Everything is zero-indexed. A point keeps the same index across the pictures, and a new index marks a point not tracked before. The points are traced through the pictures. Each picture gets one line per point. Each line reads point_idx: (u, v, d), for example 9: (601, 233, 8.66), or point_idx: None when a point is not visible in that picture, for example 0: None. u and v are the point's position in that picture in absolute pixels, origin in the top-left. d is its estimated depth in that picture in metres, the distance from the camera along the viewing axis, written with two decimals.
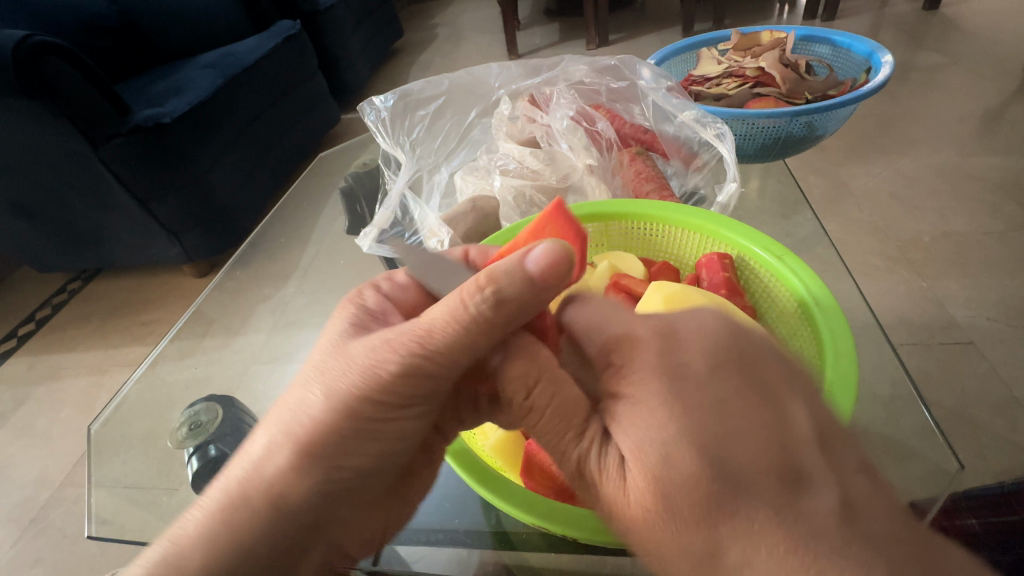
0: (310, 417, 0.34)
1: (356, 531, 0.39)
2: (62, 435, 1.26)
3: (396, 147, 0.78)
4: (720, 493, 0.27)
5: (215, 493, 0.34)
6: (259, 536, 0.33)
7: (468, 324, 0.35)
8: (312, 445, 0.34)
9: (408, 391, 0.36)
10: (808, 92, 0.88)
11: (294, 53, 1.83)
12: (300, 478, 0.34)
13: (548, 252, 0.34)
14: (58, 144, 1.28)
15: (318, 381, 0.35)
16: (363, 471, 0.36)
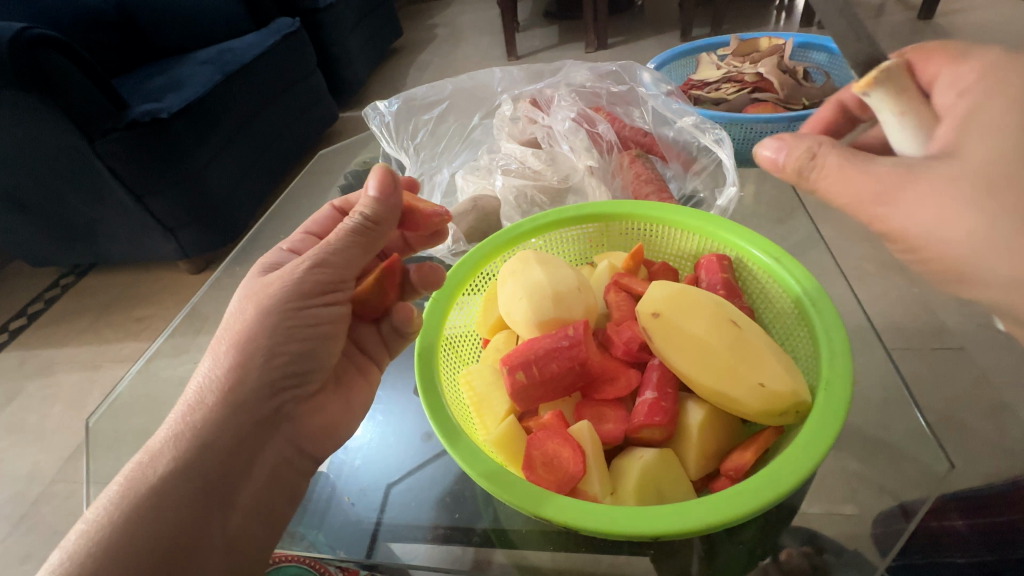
0: (245, 325, 0.45)
1: (309, 422, 0.49)
2: (54, 431, 1.25)
3: (400, 151, 0.82)
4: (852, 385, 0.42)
5: (177, 407, 0.44)
6: (210, 425, 0.43)
7: (355, 233, 0.47)
8: (249, 345, 0.45)
9: (322, 284, 0.47)
10: (806, 98, 0.89)
11: (293, 50, 1.83)
12: (243, 373, 0.44)
13: (377, 178, 0.47)
14: (55, 137, 1.28)
15: (248, 300, 0.46)
16: (292, 360, 0.46)
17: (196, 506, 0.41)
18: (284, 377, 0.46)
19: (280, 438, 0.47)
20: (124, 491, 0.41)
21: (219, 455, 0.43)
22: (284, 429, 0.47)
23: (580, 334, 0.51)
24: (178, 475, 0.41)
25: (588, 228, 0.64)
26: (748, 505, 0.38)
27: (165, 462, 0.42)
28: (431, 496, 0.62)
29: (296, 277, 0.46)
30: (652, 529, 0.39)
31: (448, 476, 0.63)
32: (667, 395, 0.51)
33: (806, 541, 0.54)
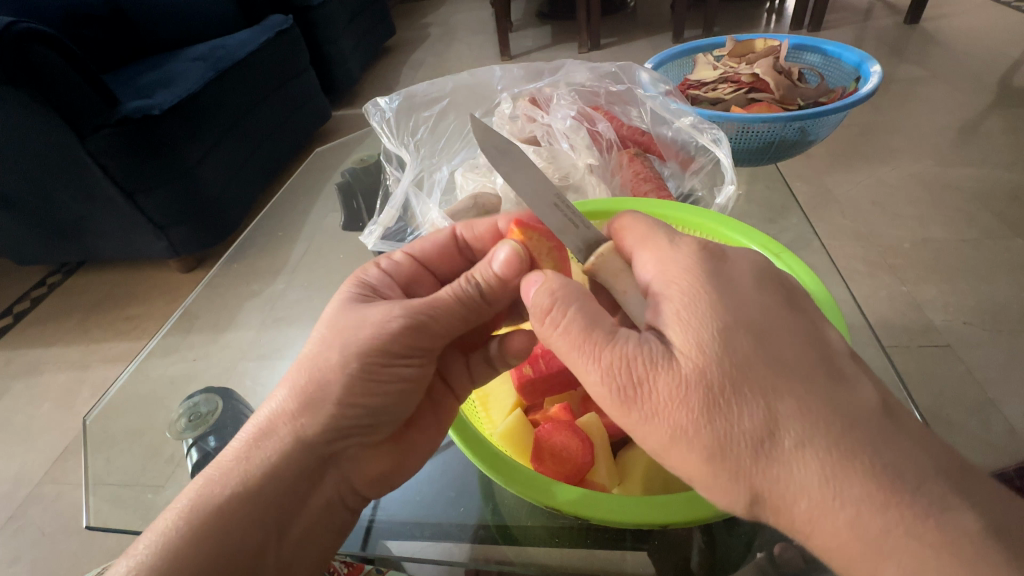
0: (325, 366, 0.42)
1: (365, 468, 0.45)
2: (41, 431, 1.23)
3: (401, 147, 0.80)
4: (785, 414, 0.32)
5: (249, 429, 0.42)
6: (281, 459, 0.41)
7: (465, 301, 0.45)
8: (326, 388, 0.42)
9: (412, 342, 0.44)
10: (800, 99, 0.91)
11: (286, 47, 1.82)
12: (313, 416, 0.42)
13: (507, 257, 0.44)
14: (43, 134, 1.26)
15: (332, 336, 0.43)
16: (369, 407, 0.43)
17: (249, 537, 0.39)
18: (353, 426, 0.43)
19: (336, 478, 0.44)
20: (180, 512, 0.39)
21: (280, 486, 0.41)
22: (341, 471, 0.44)
23: None
24: (239, 506, 0.39)
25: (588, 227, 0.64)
26: None
27: (220, 487, 0.40)
28: (430, 492, 0.62)
29: (387, 331, 0.43)
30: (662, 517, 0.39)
31: (449, 472, 0.64)
32: None
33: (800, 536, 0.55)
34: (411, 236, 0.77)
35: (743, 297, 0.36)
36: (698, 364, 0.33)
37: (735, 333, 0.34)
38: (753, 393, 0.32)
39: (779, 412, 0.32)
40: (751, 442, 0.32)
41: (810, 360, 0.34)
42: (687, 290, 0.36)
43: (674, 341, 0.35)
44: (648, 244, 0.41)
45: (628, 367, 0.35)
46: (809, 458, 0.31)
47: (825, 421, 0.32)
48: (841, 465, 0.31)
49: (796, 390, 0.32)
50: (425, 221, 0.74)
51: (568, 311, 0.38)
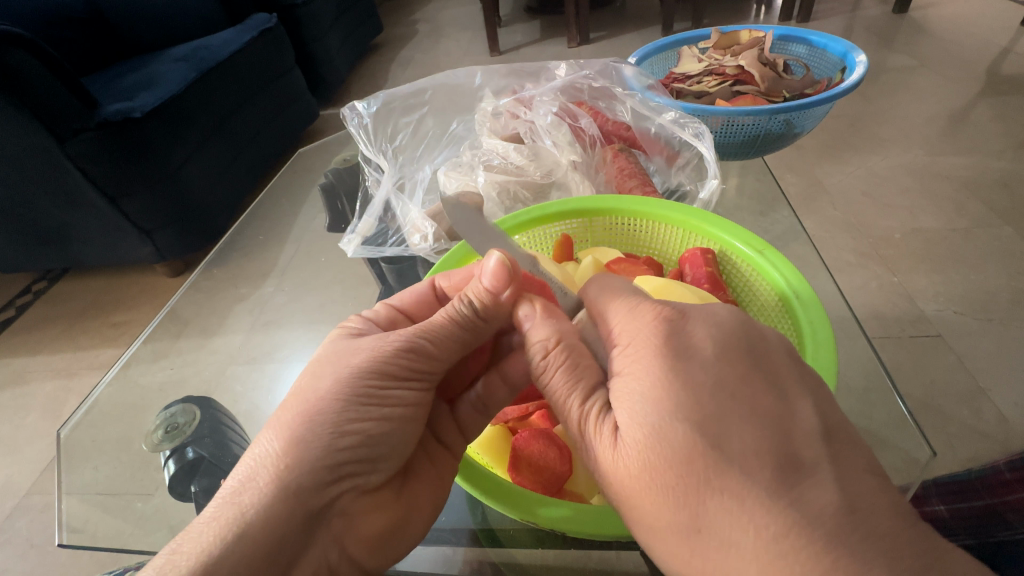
0: (316, 395, 0.39)
1: (363, 526, 0.38)
2: (28, 442, 1.21)
3: (379, 155, 0.79)
4: (704, 470, 0.30)
5: (222, 487, 0.36)
6: (260, 514, 0.34)
7: (461, 322, 0.44)
8: (317, 417, 0.38)
9: (411, 363, 0.42)
10: (786, 90, 0.90)
11: (269, 45, 1.79)
12: (304, 450, 0.36)
13: (497, 265, 0.43)
14: (21, 138, 1.23)
15: (328, 366, 0.41)
16: (371, 437, 0.39)
17: None
18: (353, 460, 0.38)
19: (326, 541, 0.37)
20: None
21: (256, 555, 0.33)
22: (333, 530, 0.37)
23: None
24: None
25: (571, 225, 0.63)
26: None
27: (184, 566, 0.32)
28: None
29: (383, 355, 0.41)
30: (621, 528, 0.40)
31: None
32: None
33: None
34: (393, 238, 0.75)
35: (697, 370, 0.33)
36: (641, 439, 0.33)
37: (674, 418, 0.32)
38: (684, 485, 0.30)
39: (713, 507, 0.29)
40: (682, 529, 0.31)
41: (764, 454, 0.30)
42: (645, 364, 0.35)
43: (620, 414, 0.35)
44: (617, 303, 0.41)
45: (587, 426, 0.37)
46: (741, 556, 0.28)
47: (773, 529, 0.28)
48: (782, 569, 0.27)
49: (730, 487, 0.29)
50: (407, 223, 0.73)
51: (560, 353, 0.40)
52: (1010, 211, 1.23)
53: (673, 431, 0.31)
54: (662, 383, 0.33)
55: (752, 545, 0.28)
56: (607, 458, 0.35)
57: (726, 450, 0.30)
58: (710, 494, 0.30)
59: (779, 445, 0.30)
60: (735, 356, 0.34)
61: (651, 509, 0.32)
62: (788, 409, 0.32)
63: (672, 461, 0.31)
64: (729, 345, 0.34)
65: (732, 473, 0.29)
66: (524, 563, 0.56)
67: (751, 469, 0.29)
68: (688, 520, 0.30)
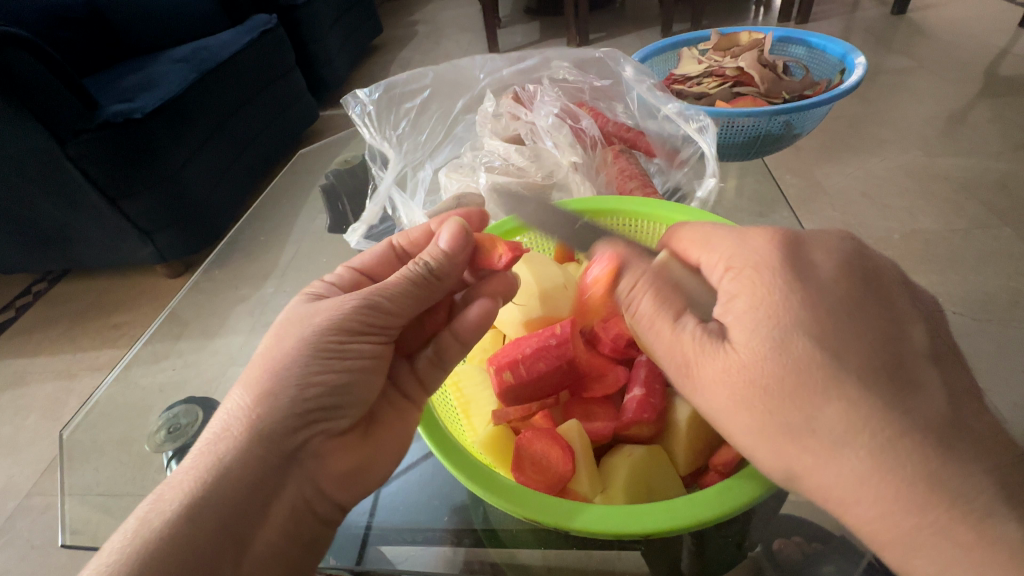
0: (278, 353, 0.40)
1: (333, 466, 0.39)
2: (28, 443, 1.21)
3: (383, 141, 0.79)
4: (822, 379, 0.35)
5: (198, 443, 0.38)
6: (233, 458, 0.36)
7: (415, 279, 0.45)
8: (280, 371, 0.39)
9: (369, 319, 0.42)
10: (786, 92, 0.90)
11: (270, 47, 1.79)
12: (269, 404, 0.38)
13: (451, 232, 0.47)
14: (22, 140, 1.23)
15: (288, 325, 0.42)
16: (332, 385, 0.39)
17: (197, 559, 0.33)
18: (316, 407, 0.38)
19: (299, 481, 0.37)
20: (131, 535, 0.34)
21: (233, 494, 0.35)
22: (306, 471, 0.38)
23: (568, 332, 0.53)
24: (197, 520, 0.34)
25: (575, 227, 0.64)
26: (733, 502, 0.41)
27: (166, 509, 0.35)
28: (418, 499, 0.61)
29: (342, 311, 0.42)
30: (641, 526, 0.40)
31: (436, 479, 0.62)
32: (654, 391, 0.52)
33: (795, 530, 0.54)
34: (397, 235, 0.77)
35: (819, 292, 0.37)
36: (757, 351, 0.37)
37: (797, 330, 0.36)
38: (797, 393, 0.35)
39: (836, 400, 0.34)
40: (791, 431, 0.35)
41: (876, 359, 0.35)
42: (756, 282, 0.39)
43: (736, 331, 0.38)
44: (717, 240, 0.43)
45: (681, 348, 0.40)
46: (858, 445, 0.34)
47: (878, 420, 0.33)
48: (886, 457, 0.33)
49: (844, 392, 0.34)
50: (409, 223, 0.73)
51: (649, 295, 0.43)
52: (1009, 212, 1.24)
53: (795, 345, 0.36)
54: (792, 308, 0.37)
55: (860, 450, 0.34)
56: (711, 368, 0.38)
57: (844, 366, 0.35)
58: (819, 391, 0.35)
59: (889, 353, 0.35)
60: (853, 286, 0.38)
61: (755, 413, 0.36)
62: (889, 331, 0.36)
63: (790, 376, 0.35)
64: (850, 272, 0.39)
65: (844, 382, 0.34)
66: (525, 564, 0.56)
67: (866, 385, 0.34)
68: (806, 417, 0.35)
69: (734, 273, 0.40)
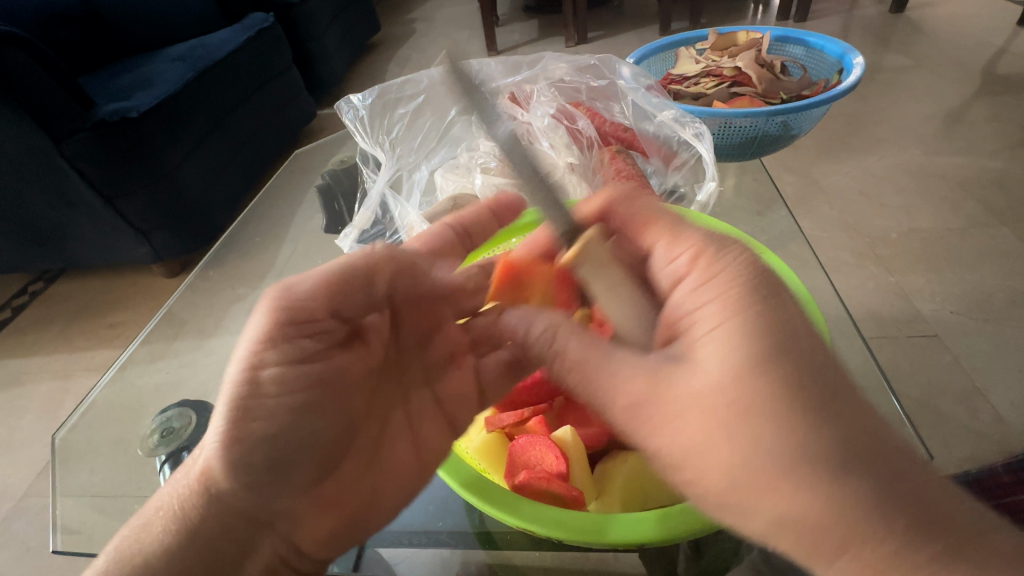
0: (279, 412, 0.37)
1: (310, 527, 0.40)
2: (24, 443, 1.20)
3: (376, 147, 0.79)
4: (787, 402, 0.30)
5: (183, 480, 0.39)
6: (211, 512, 0.38)
7: (448, 337, 0.40)
8: (279, 440, 0.37)
9: None
10: (784, 92, 0.90)
11: (267, 46, 1.78)
12: (263, 470, 0.37)
13: (541, 237, 0.50)
14: (16, 138, 1.23)
15: (295, 374, 0.38)
16: (316, 457, 0.38)
17: None
18: (296, 476, 0.38)
19: (276, 536, 0.39)
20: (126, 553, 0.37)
21: (205, 544, 0.37)
22: (283, 528, 0.39)
23: None
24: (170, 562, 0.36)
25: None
26: None
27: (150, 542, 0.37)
28: (414, 502, 0.60)
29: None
30: (628, 535, 0.40)
31: (432, 482, 0.61)
32: None
33: None
34: (390, 239, 0.76)
35: (787, 314, 0.33)
36: (720, 382, 0.32)
37: (768, 347, 0.31)
38: (762, 419, 0.30)
39: (819, 443, 0.29)
40: (768, 469, 0.30)
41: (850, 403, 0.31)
42: (717, 293, 0.34)
43: (709, 360, 0.32)
44: (676, 233, 0.39)
45: (637, 388, 0.35)
46: (846, 500, 0.28)
47: (870, 466, 0.28)
48: (879, 508, 0.28)
49: (812, 415, 0.30)
50: (404, 224, 0.73)
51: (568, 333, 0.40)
52: (1007, 211, 1.23)
53: (757, 361, 0.31)
54: (743, 321, 0.32)
55: (838, 486, 0.28)
56: (671, 408, 0.33)
57: (816, 388, 0.30)
58: (787, 434, 0.29)
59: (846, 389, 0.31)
60: (792, 308, 0.34)
61: (726, 445, 0.31)
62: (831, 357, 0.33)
63: (756, 402, 0.30)
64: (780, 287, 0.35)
65: (824, 403, 0.30)
66: (520, 565, 0.57)
67: (831, 407, 0.30)
68: (776, 466, 0.29)
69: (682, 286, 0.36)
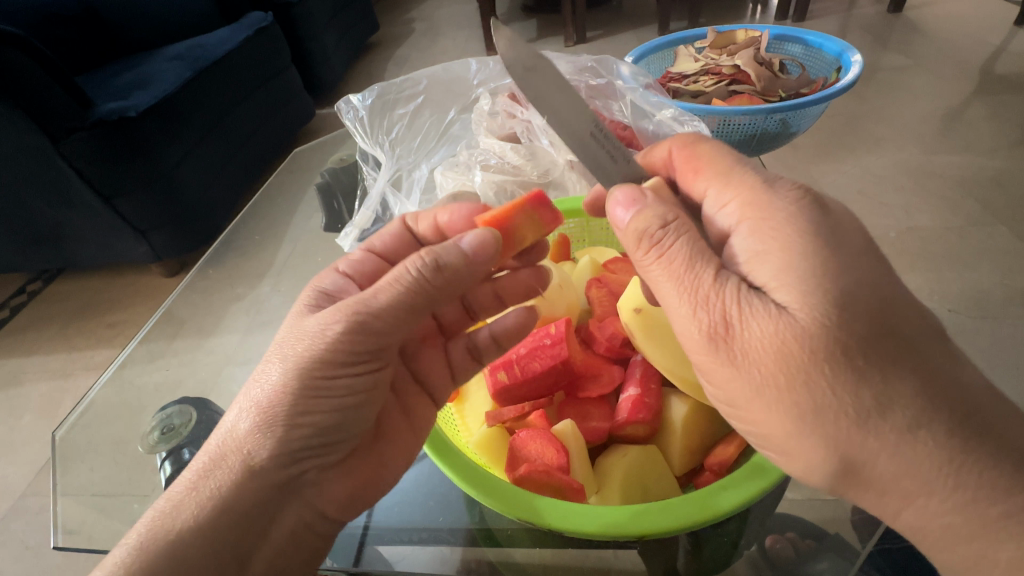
0: (268, 383, 0.40)
1: (330, 493, 0.42)
2: (23, 443, 1.20)
3: (375, 147, 0.79)
4: (869, 355, 0.34)
5: (194, 462, 0.40)
6: (227, 490, 0.38)
7: (412, 287, 0.41)
8: (267, 407, 0.39)
9: (359, 345, 0.40)
10: (783, 90, 0.90)
11: (265, 45, 1.78)
12: (262, 438, 0.39)
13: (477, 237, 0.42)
14: (15, 137, 1.22)
15: (275, 352, 0.41)
16: (319, 426, 0.40)
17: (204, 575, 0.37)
18: (306, 446, 0.40)
19: (298, 506, 0.41)
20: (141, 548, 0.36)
21: (230, 522, 0.38)
22: (304, 497, 0.41)
23: (562, 333, 0.53)
24: (195, 543, 0.37)
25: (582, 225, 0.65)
26: (725, 506, 0.41)
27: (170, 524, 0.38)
28: (414, 499, 0.61)
29: (325, 339, 0.39)
30: (611, 527, 0.40)
31: (432, 479, 0.62)
32: (650, 390, 0.52)
33: (791, 527, 0.54)
34: None
35: (861, 259, 0.36)
36: (799, 322, 0.35)
37: (855, 299, 0.34)
38: (847, 365, 0.34)
39: (891, 385, 0.34)
40: (850, 413, 0.34)
41: (926, 339, 0.35)
42: (781, 234, 0.37)
43: (777, 294, 0.36)
44: (739, 178, 0.41)
45: (716, 305, 0.37)
46: (926, 442, 0.34)
47: (939, 409, 0.34)
48: (951, 447, 0.34)
49: (888, 368, 0.34)
50: None
51: (662, 240, 0.40)
52: (1005, 210, 1.24)
53: (850, 312, 0.34)
54: (835, 271, 0.35)
55: (897, 436, 0.34)
56: (750, 340, 0.36)
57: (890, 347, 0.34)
58: (867, 373, 0.34)
59: (929, 329, 0.36)
60: (871, 258, 0.37)
61: (817, 390, 0.34)
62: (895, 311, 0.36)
63: (844, 351, 0.34)
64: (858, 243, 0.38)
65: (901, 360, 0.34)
66: (521, 563, 0.56)
67: (903, 366, 0.34)
68: (852, 407, 0.34)
69: (764, 235, 0.38)
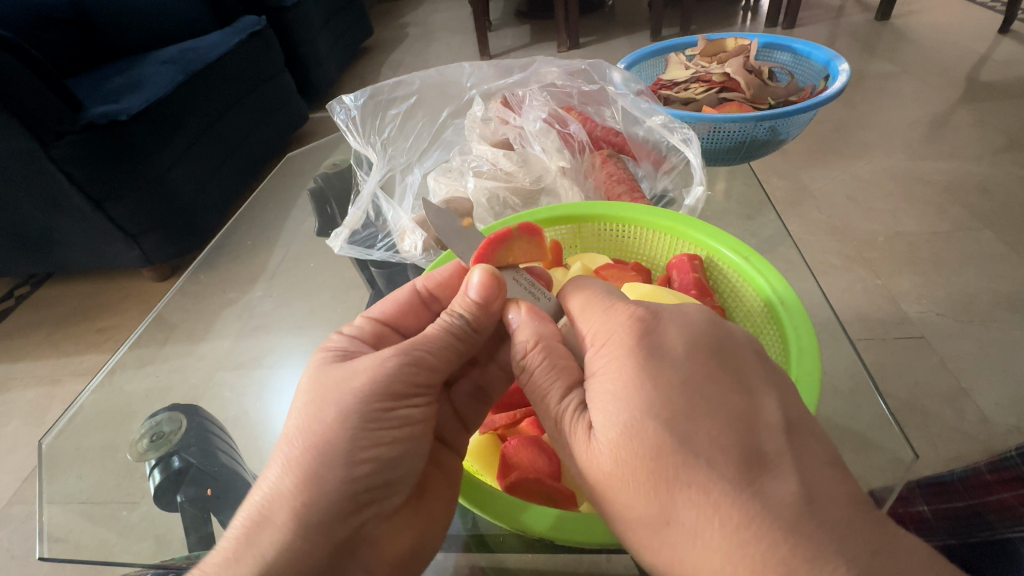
0: (321, 427, 0.38)
1: (386, 545, 0.39)
2: (10, 450, 1.18)
3: (367, 147, 0.78)
4: (662, 474, 0.31)
5: (234, 529, 0.37)
6: (285, 550, 0.36)
7: (455, 333, 0.45)
8: (326, 450, 0.38)
9: (413, 380, 0.42)
10: (771, 97, 0.92)
11: (258, 49, 1.78)
12: (316, 485, 0.37)
13: (481, 279, 0.45)
14: (4, 142, 1.21)
15: (322, 400, 0.40)
16: (383, 461, 0.39)
17: None
18: (367, 488, 0.38)
19: (357, 565, 0.38)
20: None
21: None
22: (363, 554, 0.38)
23: None
24: None
25: (580, 231, 0.63)
26: None
27: None
28: None
29: (385, 373, 0.41)
30: (606, 537, 0.40)
31: None
32: None
33: None
34: (382, 242, 0.75)
35: (667, 369, 0.33)
36: (614, 453, 0.33)
37: (656, 415, 0.32)
38: (653, 483, 0.31)
39: (678, 502, 0.30)
40: (656, 528, 0.31)
41: (724, 445, 0.30)
42: (611, 363, 0.35)
43: (597, 419, 0.34)
44: (588, 311, 0.40)
45: (570, 428, 0.36)
46: (706, 548, 0.29)
47: (842, 443, 0.31)
48: (743, 553, 0.28)
49: (697, 479, 0.30)
50: (395, 228, 0.72)
51: (536, 350, 0.41)
52: (990, 215, 1.26)
53: (639, 431, 0.32)
54: (629, 390, 0.33)
55: None
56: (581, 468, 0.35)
57: None
58: (674, 496, 0.30)
59: None
60: (705, 351, 0.34)
61: (634, 511, 0.32)
62: None
63: (638, 477, 0.32)
64: (698, 338, 0.35)
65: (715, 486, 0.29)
66: (512, 567, 0.57)
67: None
68: (651, 525, 0.31)
69: (604, 361, 0.36)
